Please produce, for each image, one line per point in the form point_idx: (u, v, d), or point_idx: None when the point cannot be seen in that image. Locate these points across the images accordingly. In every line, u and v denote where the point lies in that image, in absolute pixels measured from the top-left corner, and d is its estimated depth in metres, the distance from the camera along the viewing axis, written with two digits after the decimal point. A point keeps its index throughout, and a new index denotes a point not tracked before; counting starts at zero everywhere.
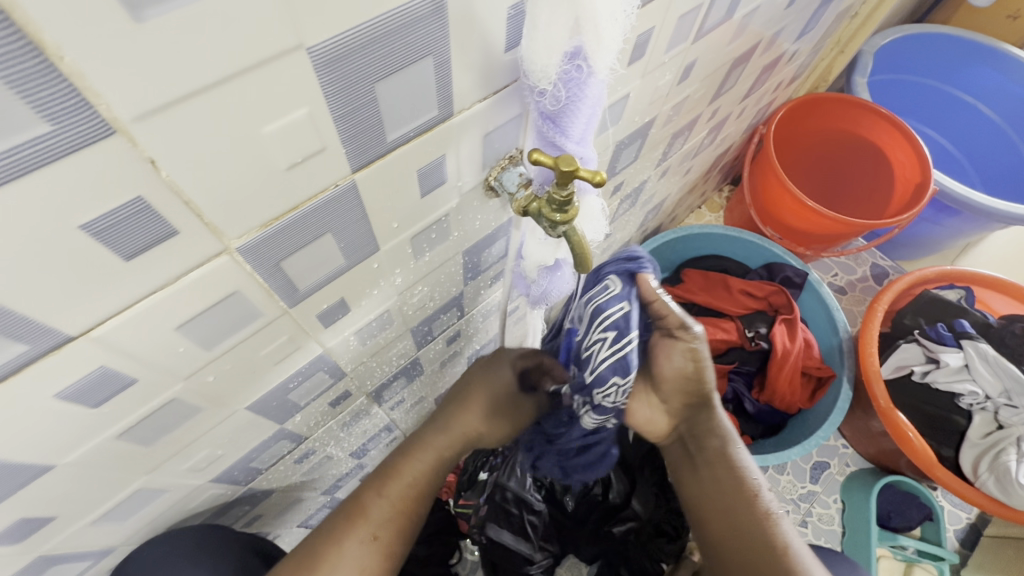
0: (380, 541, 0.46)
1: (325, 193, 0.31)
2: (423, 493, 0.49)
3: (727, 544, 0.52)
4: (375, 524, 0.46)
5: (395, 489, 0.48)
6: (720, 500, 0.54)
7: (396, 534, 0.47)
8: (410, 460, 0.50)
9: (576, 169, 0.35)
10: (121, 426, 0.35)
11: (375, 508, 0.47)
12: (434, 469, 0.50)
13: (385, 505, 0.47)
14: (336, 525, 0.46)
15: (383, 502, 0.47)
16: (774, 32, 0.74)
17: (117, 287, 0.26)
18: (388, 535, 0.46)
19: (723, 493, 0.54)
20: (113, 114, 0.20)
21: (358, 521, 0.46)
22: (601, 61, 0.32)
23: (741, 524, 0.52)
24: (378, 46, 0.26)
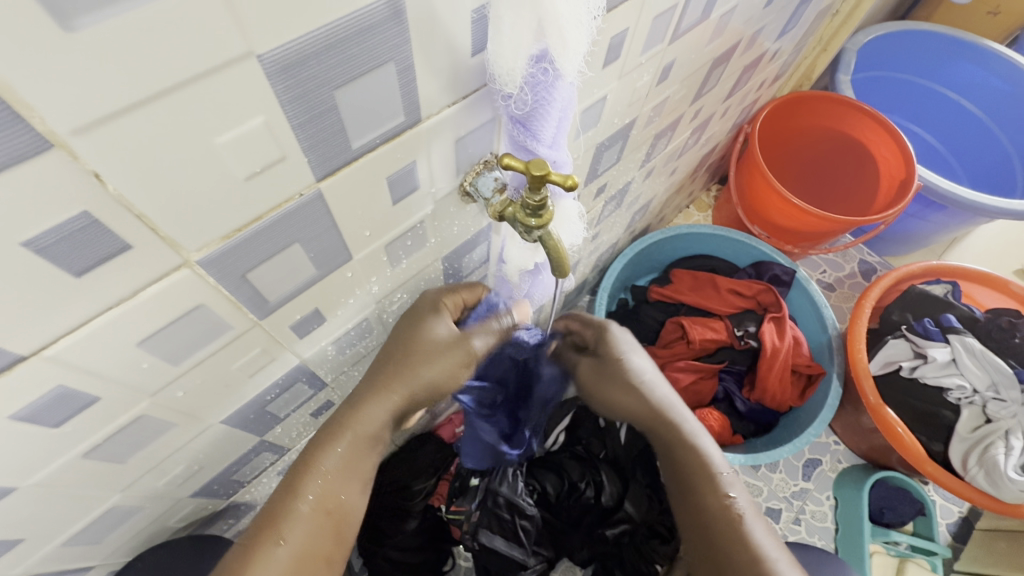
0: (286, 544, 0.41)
1: (289, 203, 0.30)
2: (348, 478, 0.44)
3: (693, 531, 0.54)
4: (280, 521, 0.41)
5: (311, 482, 0.43)
6: (686, 490, 0.54)
7: (313, 532, 0.42)
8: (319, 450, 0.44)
9: (548, 173, 0.35)
10: (87, 445, 0.34)
11: (285, 507, 0.42)
12: (361, 456, 0.45)
13: (293, 501, 0.42)
14: (254, 530, 0.42)
15: (301, 499, 0.42)
16: (755, 31, 0.74)
17: (68, 305, 0.25)
18: (297, 538, 0.42)
19: (689, 483, 0.54)
20: (48, 127, 0.19)
21: (271, 522, 0.41)
22: (569, 65, 0.32)
23: (708, 517, 0.52)
24: (335, 52, 0.25)
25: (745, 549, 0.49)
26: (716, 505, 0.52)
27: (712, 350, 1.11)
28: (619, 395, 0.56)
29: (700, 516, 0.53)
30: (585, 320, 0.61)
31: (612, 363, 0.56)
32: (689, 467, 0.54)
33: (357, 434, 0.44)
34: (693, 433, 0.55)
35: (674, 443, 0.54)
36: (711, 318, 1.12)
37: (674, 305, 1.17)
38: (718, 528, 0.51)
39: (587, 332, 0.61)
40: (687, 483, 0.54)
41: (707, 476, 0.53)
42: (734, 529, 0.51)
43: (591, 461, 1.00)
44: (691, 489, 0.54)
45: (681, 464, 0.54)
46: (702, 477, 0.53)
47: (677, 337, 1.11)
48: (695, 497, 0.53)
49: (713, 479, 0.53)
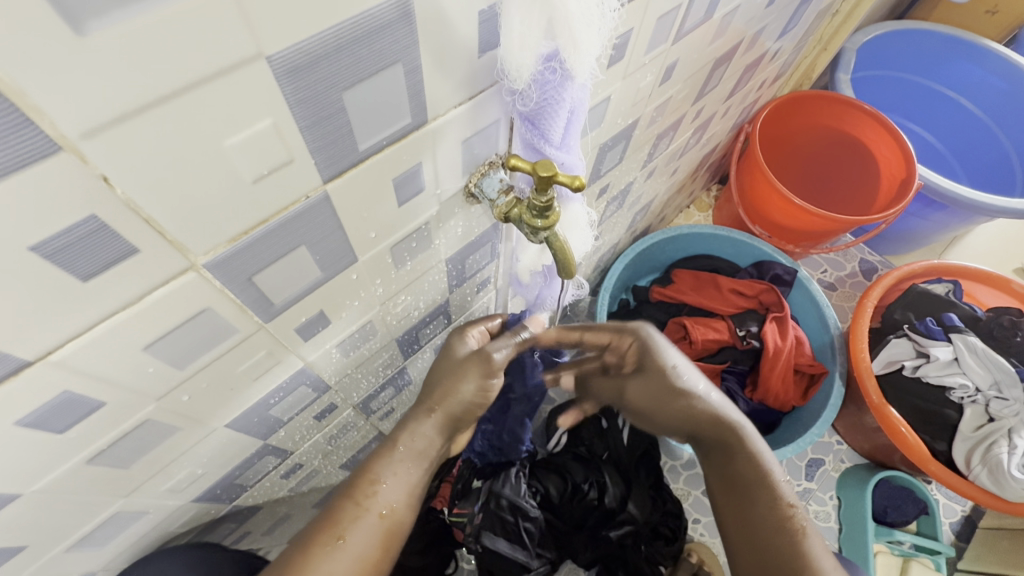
0: (346, 548, 0.41)
1: (296, 205, 0.30)
2: (404, 493, 0.44)
3: (743, 543, 0.52)
4: (339, 525, 0.42)
5: (372, 499, 0.43)
6: (738, 500, 0.53)
7: (369, 544, 0.42)
8: (378, 461, 0.45)
9: (555, 174, 0.35)
10: (92, 450, 0.34)
11: (345, 512, 0.42)
12: (416, 475, 0.46)
13: (355, 506, 0.42)
14: (306, 533, 0.41)
15: (360, 511, 0.42)
16: (757, 31, 0.74)
17: (75, 309, 0.25)
18: (357, 543, 0.41)
19: (744, 491, 0.52)
20: (57, 131, 0.19)
21: (326, 527, 0.41)
22: (578, 65, 0.32)
23: (764, 528, 0.51)
24: (344, 53, 0.25)
25: (805, 562, 0.49)
26: (772, 518, 0.51)
27: (715, 351, 1.11)
28: (687, 400, 0.53)
29: (757, 528, 0.51)
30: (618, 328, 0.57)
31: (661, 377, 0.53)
32: (748, 474, 0.53)
33: (410, 447, 0.46)
34: (750, 438, 0.54)
35: (737, 447, 0.53)
36: (714, 318, 1.11)
37: (676, 305, 1.16)
38: (774, 540, 0.50)
39: (624, 341, 0.57)
40: (744, 492, 0.53)
41: (764, 486, 0.52)
42: (793, 539, 0.50)
43: (594, 461, 1.00)
44: (745, 496, 0.53)
45: (738, 470, 0.53)
46: (758, 484, 0.52)
47: (679, 337, 1.11)
48: (750, 505, 0.52)
49: (769, 487, 0.52)
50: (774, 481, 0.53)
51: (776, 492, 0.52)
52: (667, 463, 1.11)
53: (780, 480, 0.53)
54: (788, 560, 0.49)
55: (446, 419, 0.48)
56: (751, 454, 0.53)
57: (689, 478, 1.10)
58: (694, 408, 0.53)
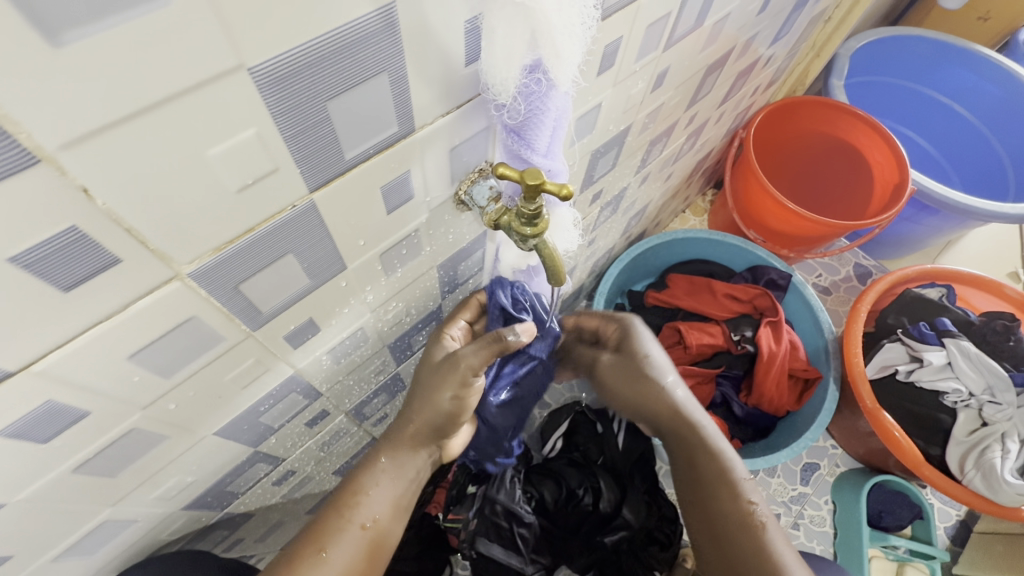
0: (330, 562, 0.43)
1: (282, 214, 0.30)
2: (388, 505, 0.47)
3: (710, 540, 0.53)
4: (325, 537, 0.44)
5: (358, 513, 0.46)
6: (701, 496, 0.54)
7: (354, 557, 0.44)
8: (365, 474, 0.48)
9: (542, 182, 0.35)
10: (77, 459, 0.34)
11: (332, 524, 0.45)
12: (400, 486, 0.48)
13: (340, 519, 0.45)
14: (295, 544, 0.44)
15: (345, 522, 0.45)
16: (749, 37, 0.74)
17: (58, 320, 0.25)
18: (340, 558, 0.43)
19: (709, 492, 0.53)
20: (36, 143, 0.19)
21: (314, 537, 0.44)
22: (563, 75, 0.32)
23: (726, 525, 0.52)
24: (327, 63, 0.25)
25: (766, 559, 0.49)
26: (734, 515, 0.52)
27: (710, 355, 1.11)
28: (651, 388, 0.55)
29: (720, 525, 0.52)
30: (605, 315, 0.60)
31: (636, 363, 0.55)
32: (709, 475, 0.53)
33: (393, 459, 0.48)
34: (713, 440, 0.54)
35: (700, 446, 0.54)
36: (709, 322, 1.11)
37: (671, 310, 1.17)
38: (737, 535, 0.51)
39: (610, 327, 0.60)
40: (708, 493, 0.53)
41: (726, 485, 0.53)
42: (753, 535, 0.50)
43: (588, 467, 1.00)
44: (709, 496, 0.53)
45: (701, 472, 0.54)
46: (720, 484, 0.53)
47: (674, 342, 1.12)
48: (712, 504, 0.53)
49: (731, 486, 0.53)
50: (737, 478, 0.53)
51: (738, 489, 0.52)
52: (662, 467, 1.11)
53: (741, 477, 0.53)
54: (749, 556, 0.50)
55: (426, 432, 0.49)
56: (713, 456, 0.53)
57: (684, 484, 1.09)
58: (658, 399, 0.55)
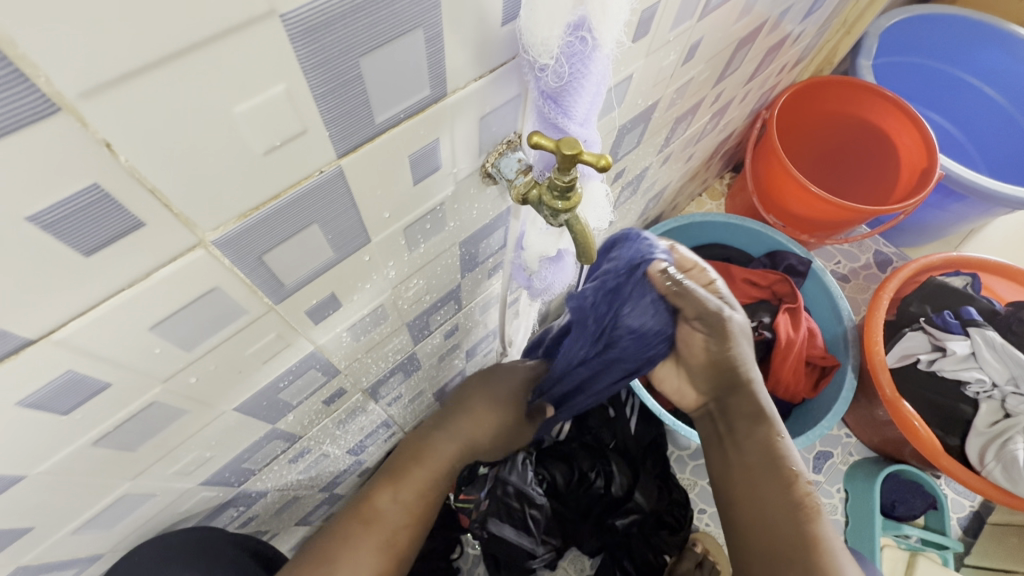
0: (396, 546, 0.48)
1: (309, 180, 0.29)
2: (431, 500, 0.51)
3: (761, 535, 0.49)
4: (392, 530, 0.48)
5: (407, 494, 0.50)
6: (762, 477, 0.50)
7: (407, 545, 0.49)
8: (419, 469, 0.51)
9: (579, 152, 0.33)
10: (93, 434, 0.33)
11: (390, 514, 0.49)
12: (438, 480, 0.51)
13: (401, 513, 0.49)
14: (348, 529, 0.47)
15: (398, 507, 0.49)
16: (781, 11, 0.71)
17: (77, 287, 0.24)
18: (403, 542, 0.49)
19: (760, 476, 0.50)
20: (55, 89, 0.17)
21: (371, 525, 0.48)
22: (607, 33, 0.30)
23: (775, 508, 0.48)
24: (361, 13, 0.23)
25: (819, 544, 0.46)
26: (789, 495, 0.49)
27: None
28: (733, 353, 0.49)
29: (771, 514, 0.48)
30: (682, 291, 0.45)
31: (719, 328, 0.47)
32: (766, 456, 0.50)
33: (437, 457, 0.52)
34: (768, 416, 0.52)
35: (760, 422, 0.51)
36: None
37: None
38: (784, 523, 0.48)
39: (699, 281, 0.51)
40: (756, 474, 0.50)
41: (780, 473, 0.49)
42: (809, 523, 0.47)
43: (601, 451, 0.98)
44: (765, 476, 0.50)
45: (756, 453, 0.51)
46: (772, 466, 0.50)
47: None
48: (767, 488, 0.49)
49: (785, 469, 0.50)
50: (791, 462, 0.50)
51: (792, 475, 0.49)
52: (673, 452, 1.11)
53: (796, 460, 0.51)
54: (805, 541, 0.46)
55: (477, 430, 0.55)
56: (763, 425, 0.51)
57: (695, 469, 1.08)
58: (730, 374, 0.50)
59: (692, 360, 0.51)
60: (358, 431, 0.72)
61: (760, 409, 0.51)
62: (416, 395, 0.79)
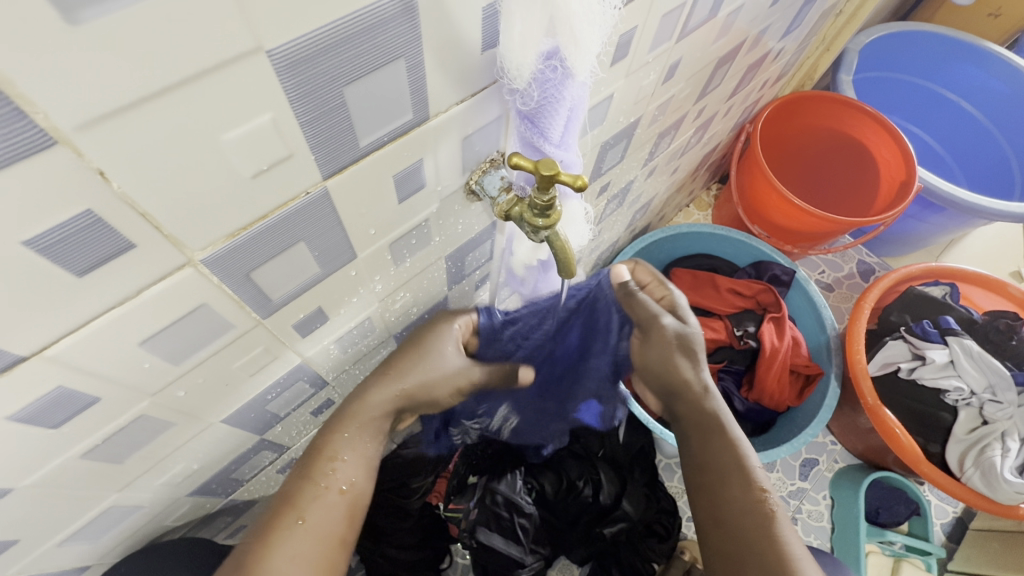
0: (309, 526, 0.41)
1: (295, 201, 0.30)
2: (354, 469, 0.45)
3: (718, 534, 0.50)
4: (303, 507, 0.42)
5: (320, 467, 0.44)
6: (715, 478, 0.52)
7: (328, 526, 0.42)
8: (335, 439, 0.45)
9: (557, 173, 0.34)
10: (83, 447, 0.34)
11: (305, 493, 0.42)
12: (356, 448, 0.46)
13: (314, 487, 0.43)
14: (263, 517, 0.41)
15: (312, 484, 0.43)
16: (760, 30, 0.73)
17: (69, 306, 0.25)
18: (318, 520, 0.42)
19: (716, 477, 0.52)
20: (52, 123, 0.19)
21: (286, 507, 0.41)
22: (580, 63, 0.32)
23: (730, 509, 0.50)
24: (345, 47, 0.25)
25: (771, 544, 0.47)
26: (741, 492, 0.50)
27: (712, 350, 1.12)
28: (675, 361, 0.55)
29: (726, 514, 0.50)
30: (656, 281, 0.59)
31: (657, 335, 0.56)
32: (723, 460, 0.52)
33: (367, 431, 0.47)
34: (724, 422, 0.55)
35: (714, 429, 0.54)
36: (711, 318, 1.13)
37: None
38: (739, 519, 0.49)
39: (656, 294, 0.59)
40: (714, 476, 0.52)
41: (733, 477, 0.51)
42: (761, 523, 0.48)
43: (589, 459, 0.98)
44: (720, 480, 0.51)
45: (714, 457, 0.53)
46: (729, 471, 0.51)
47: None
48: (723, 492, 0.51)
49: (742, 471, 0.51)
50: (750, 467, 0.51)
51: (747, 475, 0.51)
52: (661, 460, 1.12)
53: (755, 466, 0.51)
54: (756, 538, 0.47)
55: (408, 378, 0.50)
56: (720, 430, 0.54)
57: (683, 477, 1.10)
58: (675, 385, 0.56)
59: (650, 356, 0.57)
60: None
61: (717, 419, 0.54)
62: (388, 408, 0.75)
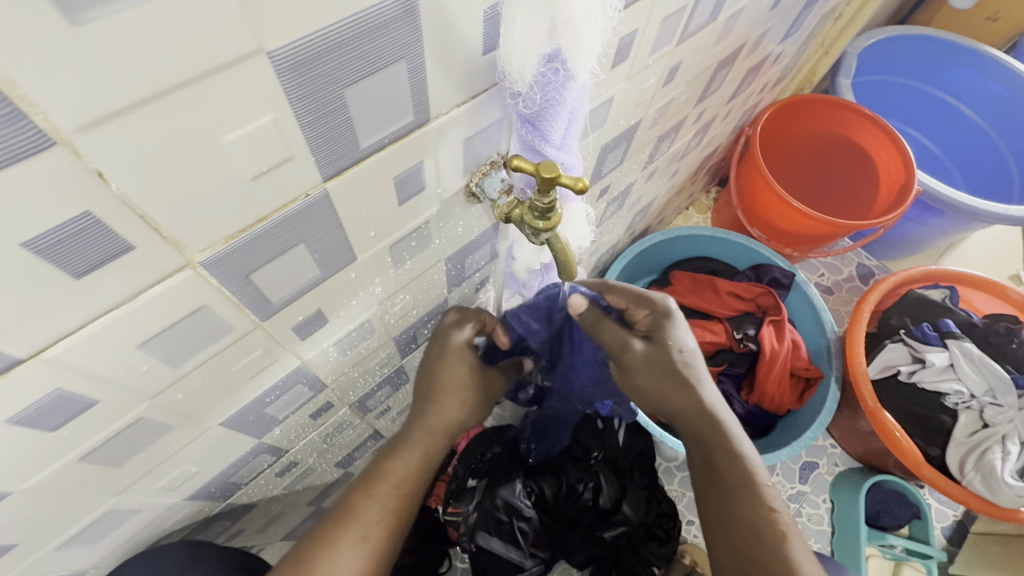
0: (371, 544, 0.44)
1: (295, 203, 0.30)
2: (410, 500, 0.48)
3: (728, 553, 0.49)
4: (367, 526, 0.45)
5: (382, 489, 0.47)
6: (723, 494, 0.51)
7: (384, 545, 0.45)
8: (399, 467, 0.49)
9: (557, 175, 0.34)
10: (82, 449, 0.33)
11: (365, 508, 0.46)
12: (414, 471, 0.49)
13: (375, 508, 0.46)
14: (325, 529, 0.44)
15: (372, 503, 0.46)
16: (760, 34, 0.73)
17: (67, 308, 0.24)
18: (380, 538, 0.45)
19: (724, 493, 0.50)
20: (52, 124, 0.18)
21: (347, 523, 0.44)
22: (582, 64, 0.32)
23: (741, 526, 0.49)
24: (346, 49, 0.25)
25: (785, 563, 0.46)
26: (751, 509, 0.49)
27: (712, 353, 1.11)
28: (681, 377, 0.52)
29: (731, 531, 0.49)
30: (636, 298, 0.54)
31: (661, 357, 0.52)
32: (731, 477, 0.50)
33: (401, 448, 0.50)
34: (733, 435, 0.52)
35: (718, 443, 0.52)
36: (711, 321, 1.12)
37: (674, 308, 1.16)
38: (751, 538, 0.48)
39: (639, 311, 0.54)
40: (723, 492, 0.51)
41: (741, 491, 0.50)
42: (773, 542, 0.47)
43: (588, 462, 0.98)
44: (729, 496, 0.50)
45: (721, 473, 0.51)
46: (737, 487, 0.50)
47: None
48: (732, 508, 0.50)
49: (751, 487, 0.50)
50: (757, 482, 0.50)
51: (755, 491, 0.50)
52: (661, 464, 1.11)
53: (762, 481, 0.50)
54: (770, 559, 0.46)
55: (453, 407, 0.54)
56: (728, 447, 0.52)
57: (683, 480, 1.10)
58: (680, 399, 0.52)
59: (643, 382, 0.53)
60: (348, 442, 0.72)
61: (722, 429, 0.52)
62: (389, 411, 0.75)
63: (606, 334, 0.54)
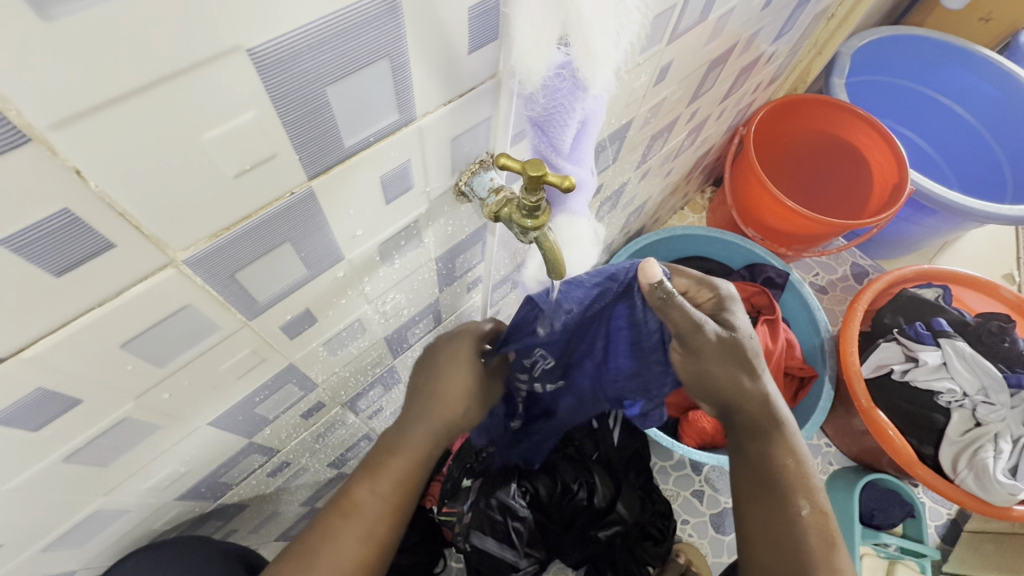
0: (377, 537, 0.46)
1: (279, 202, 0.30)
2: (410, 493, 0.49)
3: (770, 545, 0.49)
4: (370, 520, 0.46)
5: (386, 486, 0.47)
6: (774, 487, 0.51)
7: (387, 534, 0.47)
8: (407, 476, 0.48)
9: (545, 173, 0.34)
10: (67, 449, 0.33)
11: (363, 499, 0.46)
12: (415, 472, 0.49)
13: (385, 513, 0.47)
14: (329, 521, 0.45)
15: (377, 499, 0.46)
16: (752, 33, 0.74)
17: (46, 307, 0.24)
18: (381, 530, 0.46)
19: (775, 485, 0.51)
20: (25, 121, 0.18)
21: (350, 517, 0.46)
22: (595, 77, 0.33)
23: (788, 520, 0.49)
24: (329, 47, 0.25)
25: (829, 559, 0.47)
26: (800, 504, 0.50)
27: None
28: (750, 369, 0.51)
29: (783, 525, 0.49)
30: (685, 288, 0.48)
31: (734, 346, 0.50)
32: (785, 471, 0.51)
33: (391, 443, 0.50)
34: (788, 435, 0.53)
35: (771, 436, 0.52)
36: None
37: None
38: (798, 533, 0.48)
39: (702, 296, 0.53)
40: (774, 485, 0.51)
41: (791, 486, 0.50)
42: (818, 537, 0.48)
43: (583, 461, 0.97)
44: (780, 489, 0.50)
45: (775, 466, 0.52)
46: (789, 481, 0.51)
47: None
48: (780, 502, 0.50)
49: (801, 482, 0.51)
50: (804, 478, 0.52)
51: (803, 485, 0.51)
52: (656, 463, 1.12)
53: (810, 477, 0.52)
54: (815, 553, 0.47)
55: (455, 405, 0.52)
56: (785, 446, 0.52)
57: (678, 479, 1.10)
58: (748, 391, 0.52)
59: (712, 369, 0.50)
60: (341, 442, 0.72)
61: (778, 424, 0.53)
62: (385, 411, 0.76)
63: (676, 313, 0.47)
